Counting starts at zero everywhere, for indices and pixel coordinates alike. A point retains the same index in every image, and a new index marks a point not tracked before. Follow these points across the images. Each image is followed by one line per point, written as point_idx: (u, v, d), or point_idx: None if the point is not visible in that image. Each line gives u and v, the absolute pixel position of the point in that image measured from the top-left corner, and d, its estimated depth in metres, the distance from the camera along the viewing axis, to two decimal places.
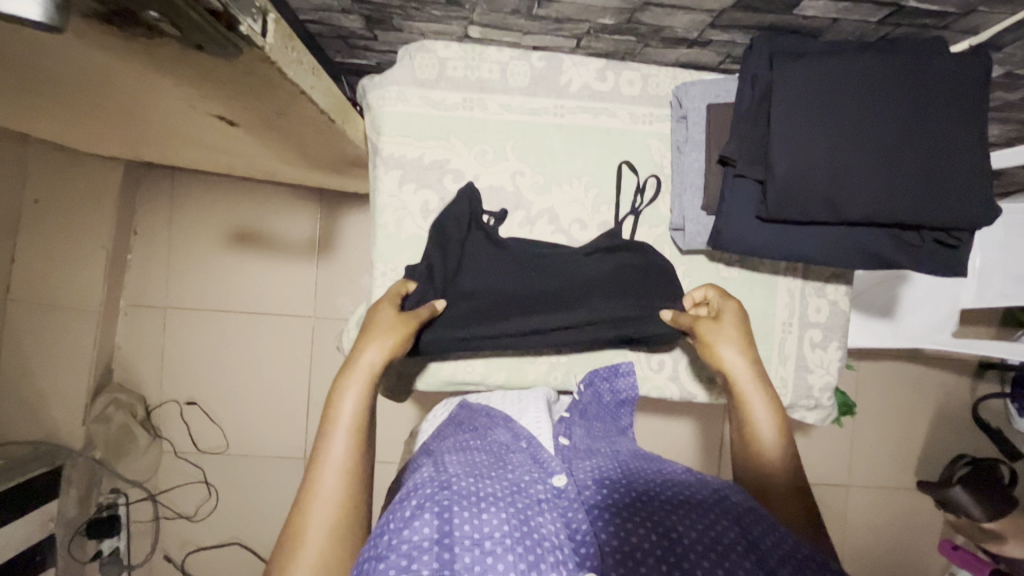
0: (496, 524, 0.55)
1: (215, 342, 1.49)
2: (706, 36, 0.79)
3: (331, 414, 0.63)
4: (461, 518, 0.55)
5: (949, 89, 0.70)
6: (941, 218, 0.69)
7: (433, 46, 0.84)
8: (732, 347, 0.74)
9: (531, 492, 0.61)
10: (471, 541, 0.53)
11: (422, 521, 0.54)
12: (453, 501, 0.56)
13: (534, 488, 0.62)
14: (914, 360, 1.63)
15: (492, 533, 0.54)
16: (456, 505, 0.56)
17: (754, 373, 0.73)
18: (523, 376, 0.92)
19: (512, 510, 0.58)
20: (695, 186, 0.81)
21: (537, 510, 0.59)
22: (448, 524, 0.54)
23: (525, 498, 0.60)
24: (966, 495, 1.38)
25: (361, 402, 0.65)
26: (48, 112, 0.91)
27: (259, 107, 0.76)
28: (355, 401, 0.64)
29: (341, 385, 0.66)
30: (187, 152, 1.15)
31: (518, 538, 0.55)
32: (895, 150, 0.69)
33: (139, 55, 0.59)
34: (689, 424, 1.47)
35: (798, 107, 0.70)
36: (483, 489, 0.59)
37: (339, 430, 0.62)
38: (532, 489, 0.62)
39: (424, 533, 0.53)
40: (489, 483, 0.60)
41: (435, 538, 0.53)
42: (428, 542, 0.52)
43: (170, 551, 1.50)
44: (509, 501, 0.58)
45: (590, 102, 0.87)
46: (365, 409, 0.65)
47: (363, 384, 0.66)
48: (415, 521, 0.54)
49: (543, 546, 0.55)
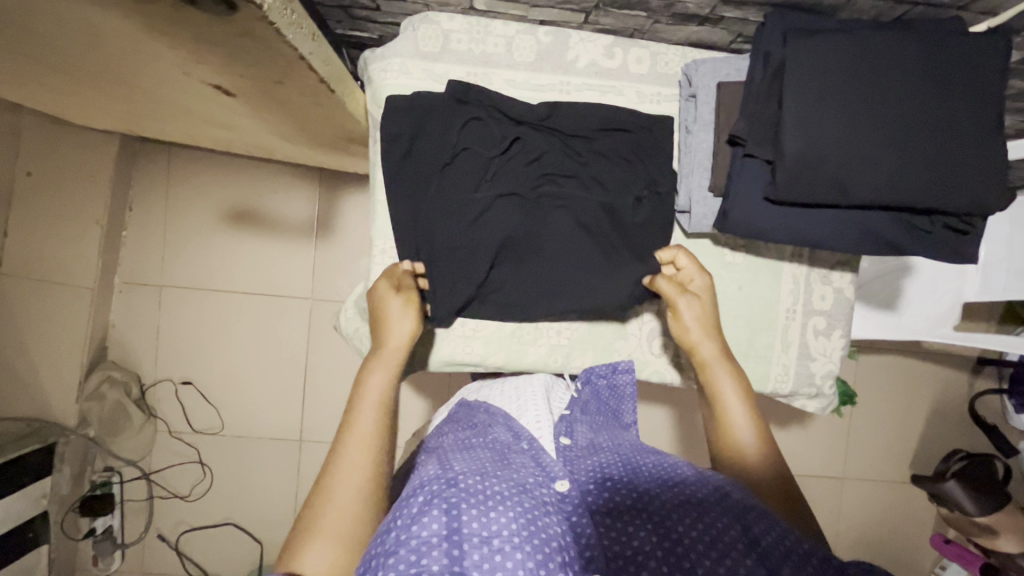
0: (504, 523, 0.53)
1: (212, 322, 1.48)
2: (718, 12, 0.77)
3: (358, 391, 0.70)
4: (469, 515, 0.53)
5: (963, 69, 0.68)
6: (953, 204, 0.68)
7: (437, 18, 0.83)
8: (699, 325, 0.80)
9: (537, 494, 0.58)
10: (480, 539, 0.51)
11: (431, 517, 0.52)
12: (461, 498, 0.54)
13: (540, 491, 0.59)
14: (913, 353, 1.63)
15: (500, 531, 0.52)
16: (464, 502, 0.54)
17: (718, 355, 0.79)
18: (522, 357, 0.90)
19: (520, 509, 0.55)
20: (703, 166, 0.80)
21: (544, 512, 0.56)
22: (456, 520, 0.52)
23: (531, 499, 0.57)
24: (959, 490, 1.38)
25: (383, 389, 0.70)
26: (40, 79, 0.89)
27: (257, 74, 0.75)
28: (378, 392, 0.70)
29: (367, 367, 0.73)
30: (183, 124, 1.13)
31: (526, 537, 0.52)
32: (907, 133, 0.67)
33: (130, 13, 0.56)
34: (689, 412, 1.45)
35: (812, 85, 0.68)
36: (491, 488, 0.57)
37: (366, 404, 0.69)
38: (538, 491, 0.59)
39: (433, 529, 0.51)
40: (496, 481, 0.58)
41: (444, 534, 0.51)
42: (437, 538, 0.50)
43: (164, 530, 1.49)
44: (517, 500, 0.56)
45: (597, 80, 0.86)
46: (390, 387, 0.71)
47: (384, 373, 0.72)
48: (423, 517, 0.52)
49: (551, 549, 0.52)
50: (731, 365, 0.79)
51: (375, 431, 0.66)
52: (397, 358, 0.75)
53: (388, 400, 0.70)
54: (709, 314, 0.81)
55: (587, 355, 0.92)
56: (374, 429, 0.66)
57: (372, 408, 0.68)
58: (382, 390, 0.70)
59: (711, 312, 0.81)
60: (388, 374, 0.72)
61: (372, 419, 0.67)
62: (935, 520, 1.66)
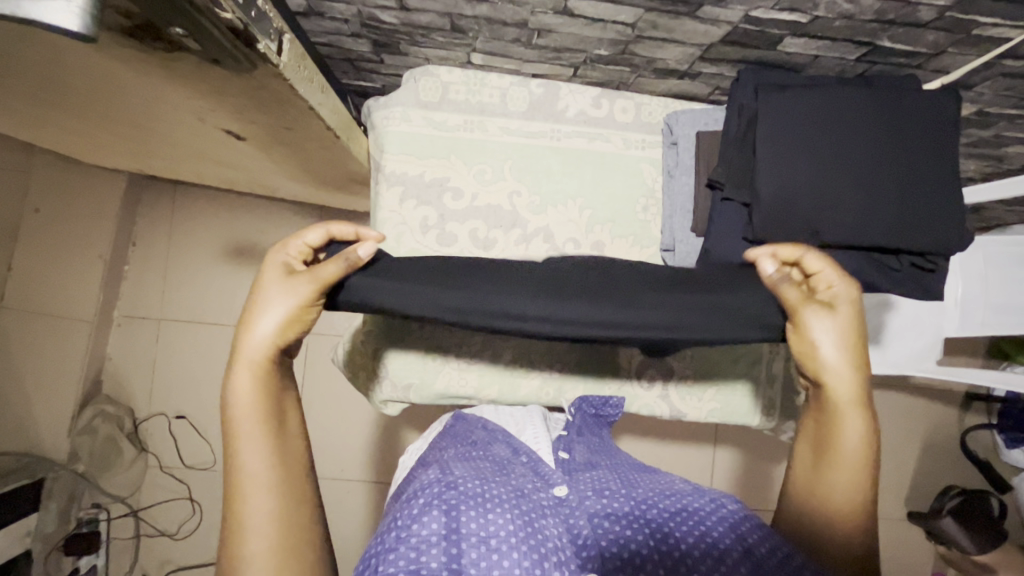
0: (501, 523, 0.53)
1: (210, 357, 1.49)
2: (695, 68, 0.84)
3: (228, 414, 0.59)
4: (467, 516, 0.53)
5: (921, 123, 0.74)
6: (918, 243, 0.73)
7: (437, 71, 0.89)
8: (834, 348, 0.62)
9: (535, 498, 0.60)
10: (478, 539, 0.51)
11: (431, 516, 0.52)
12: (460, 500, 0.55)
13: (537, 495, 0.61)
14: (902, 388, 1.65)
15: (498, 532, 0.53)
16: (463, 504, 0.54)
17: (853, 396, 0.62)
18: (515, 391, 0.93)
19: (517, 511, 0.56)
20: (684, 209, 0.88)
21: (541, 514, 0.58)
22: (455, 521, 0.52)
23: (529, 502, 0.58)
24: (955, 525, 1.39)
25: (254, 397, 0.60)
26: (59, 123, 0.94)
27: (268, 121, 0.80)
28: (247, 398, 0.60)
29: (230, 378, 0.60)
30: (191, 164, 1.17)
31: (522, 537, 0.53)
32: (873, 179, 0.73)
33: (155, 68, 0.61)
34: (682, 448, 1.46)
35: (783, 135, 0.74)
36: (489, 491, 0.57)
37: (244, 436, 0.59)
38: (535, 495, 0.60)
39: (433, 528, 0.51)
40: (494, 485, 0.59)
41: (443, 534, 0.51)
42: (436, 537, 0.51)
43: (150, 569, 1.46)
44: (514, 503, 0.57)
45: (585, 127, 0.91)
46: (264, 395, 0.60)
47: (251, 373, 0.60)
48: (424, 517, 0.52)
49: (546, 547, 0.53)
50: (870, 420, 0.63)
51: (269, 443, 0.59)
52: (266, 355, 0.61)
53: (265, 402, 0.60)
54: (853, 333, 0.62)
55: (579, 388, 0.95)
56: (266, 446, 0.59)
57: (254, 439, 0.59)
58: (255, 398, 0.60)
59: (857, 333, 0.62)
60: (257, 372, 0.61)
61: (258, 432, 0.59)
62: (934, 560, 1.64)
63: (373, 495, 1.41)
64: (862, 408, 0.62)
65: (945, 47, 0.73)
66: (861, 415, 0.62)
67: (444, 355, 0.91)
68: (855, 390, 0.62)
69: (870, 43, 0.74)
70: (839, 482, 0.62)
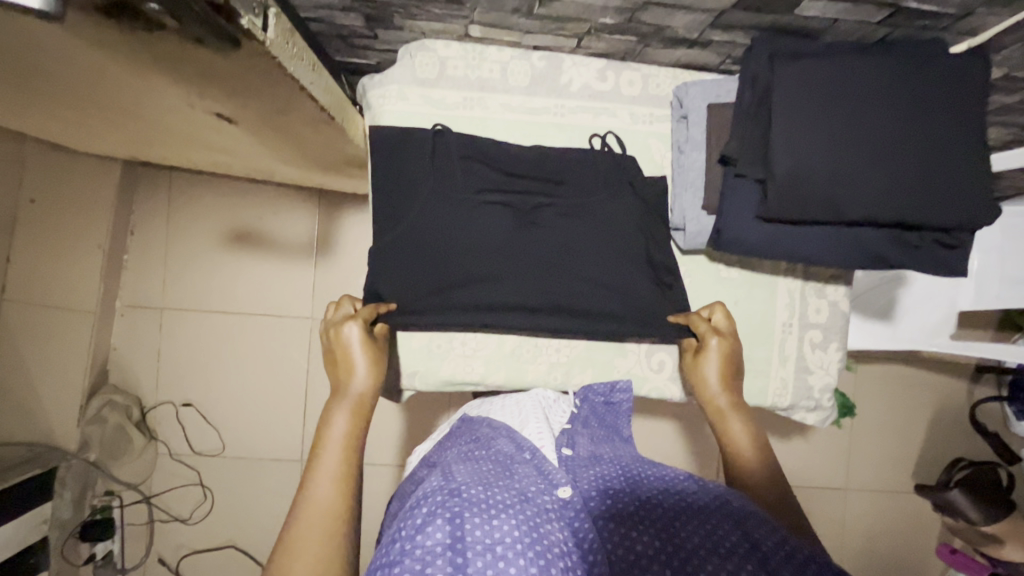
0: (507, 530, 0.52)
1: (214, 343, 1.48)
2: (706, 36, 0.80)
3: (323, 433, 0.67)
4: (472, 524, 0.52)
5: (945, 91, 0.70)
6: (940, 219, 0.70)
7: (433, 46, 0.86)
8: (714, 370, 0.82)
9: (539, 501, 0.57)
10: (483, 546, 0.50)
11: (435, 526, 0.51)
12: (464, 507, 0.53)
13: (542, 497, 0.58)
14: (911, 363, 1.63)
15: (503, 538, 0.51)
16: (466, 511, 0.53)
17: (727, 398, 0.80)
18: (523, 376, 0.91)
19: (523, 516, 0.54)
20: (694, 186, 0.83)
21: (546, 518, 0.55)
22: (459, 529, 0.51)
23: (533, 506, 0.56)
24: (964, 498, 1.37)
25: (348, 429, 0.68)
26: (44, 110, 0.90)
27: (258, 104, 0.77)
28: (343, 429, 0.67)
29: (331, 409, 0.70)
30: (184, 149, 1.14)
31: (529, 544, 0.51)
32: (893, 153, 0.69)
33: (137, 50, 0.58)
34: (690, 427, 1.45)
35: (799, 107, 0.70)
36: (493, 497, 0.55)
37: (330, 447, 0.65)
38: (540, 498, 0.58)
39: (437, 539, 0.50)
40: (498, 491, 0.57)
41: (448, 543, 0.50)
42: (441, 547, 0.49)
43: (164, 554, 1.47)
44: (518, 508, 0.55)
45: (590, 102, 0.89)
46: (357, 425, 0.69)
47: (348, 411, 0.70)
48: (427, 527, 0.51)
49: (552, 553, 0.51)
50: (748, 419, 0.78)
51: (347, 458, 0.64)
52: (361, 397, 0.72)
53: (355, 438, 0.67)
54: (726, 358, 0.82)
55: (586, 372, 0.93)
56: (343, 467, 0.63)
57: (336, 450, 0.64)
58: (348, 431, 0.67)
59: (728, 360, 0.82)
60: (352, 414, 0.70)
61: (339, 457, 0.64)
62: (941, 531, 1.64)
63: (381, 478, 1.41)
64: (737, 410, 0.78)
65: (974, 6, 0.69)
66: (742, 416, 0.78)
67: (449, 340, 0.90)
68: (728, 398, 0.80)
69: (894, 4, 0.69)
70: (741, 453, 0.74)
